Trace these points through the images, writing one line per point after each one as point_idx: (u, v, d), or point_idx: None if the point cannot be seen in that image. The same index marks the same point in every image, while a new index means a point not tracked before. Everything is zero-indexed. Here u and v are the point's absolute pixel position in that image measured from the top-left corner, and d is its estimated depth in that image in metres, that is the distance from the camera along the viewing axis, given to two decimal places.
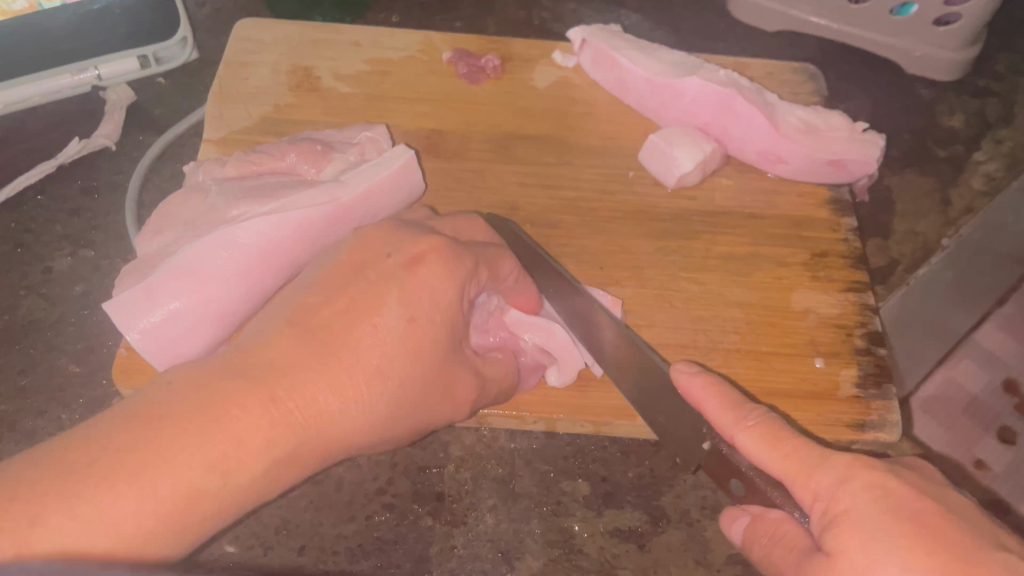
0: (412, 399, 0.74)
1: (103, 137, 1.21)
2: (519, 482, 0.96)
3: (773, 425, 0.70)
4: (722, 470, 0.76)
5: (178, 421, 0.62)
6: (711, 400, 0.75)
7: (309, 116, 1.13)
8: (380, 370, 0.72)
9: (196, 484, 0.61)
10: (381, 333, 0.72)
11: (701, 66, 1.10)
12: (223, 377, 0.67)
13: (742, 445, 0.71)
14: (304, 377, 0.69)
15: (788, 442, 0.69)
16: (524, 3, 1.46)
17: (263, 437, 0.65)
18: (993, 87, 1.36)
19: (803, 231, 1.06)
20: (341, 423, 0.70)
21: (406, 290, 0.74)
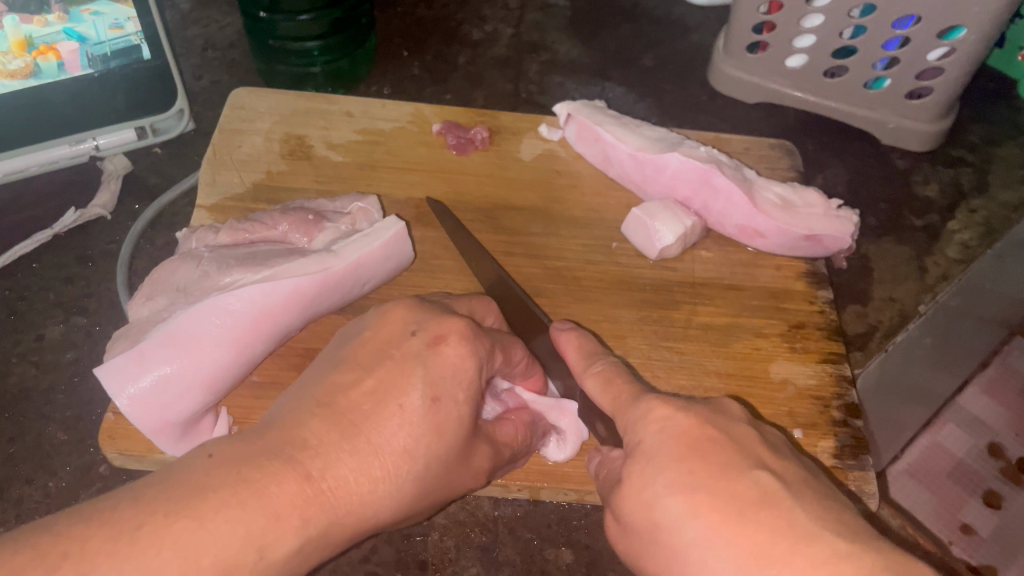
0: (441, 479, 0.74)
1: (99, 206, 1.24)
2: (501, 551, 0.96)
3: (656, 426, 0.73)
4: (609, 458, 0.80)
5: (221, 494, 0.62)
6: (602, 382, 0.78)
7: (301, 185, 1.16)
8: (409, 451, 0.71)
9: (237, 556, 0.61)
10: (410, 412, 0.71)
11: (682, 142, 1.13)
12: (258, 453, 0.67)
13: (635, 447, 0.72)
14: (336, 455, 0.69)
15: (658, 422, 0.70)
16: (511, 76, 1.51)
17: (298, 513, 0.64)
18: (967, 157, 1.40)
19: (781, 303, 1.08)
20: (369, 504, 0.69)
21: (430, 370, 0.73)
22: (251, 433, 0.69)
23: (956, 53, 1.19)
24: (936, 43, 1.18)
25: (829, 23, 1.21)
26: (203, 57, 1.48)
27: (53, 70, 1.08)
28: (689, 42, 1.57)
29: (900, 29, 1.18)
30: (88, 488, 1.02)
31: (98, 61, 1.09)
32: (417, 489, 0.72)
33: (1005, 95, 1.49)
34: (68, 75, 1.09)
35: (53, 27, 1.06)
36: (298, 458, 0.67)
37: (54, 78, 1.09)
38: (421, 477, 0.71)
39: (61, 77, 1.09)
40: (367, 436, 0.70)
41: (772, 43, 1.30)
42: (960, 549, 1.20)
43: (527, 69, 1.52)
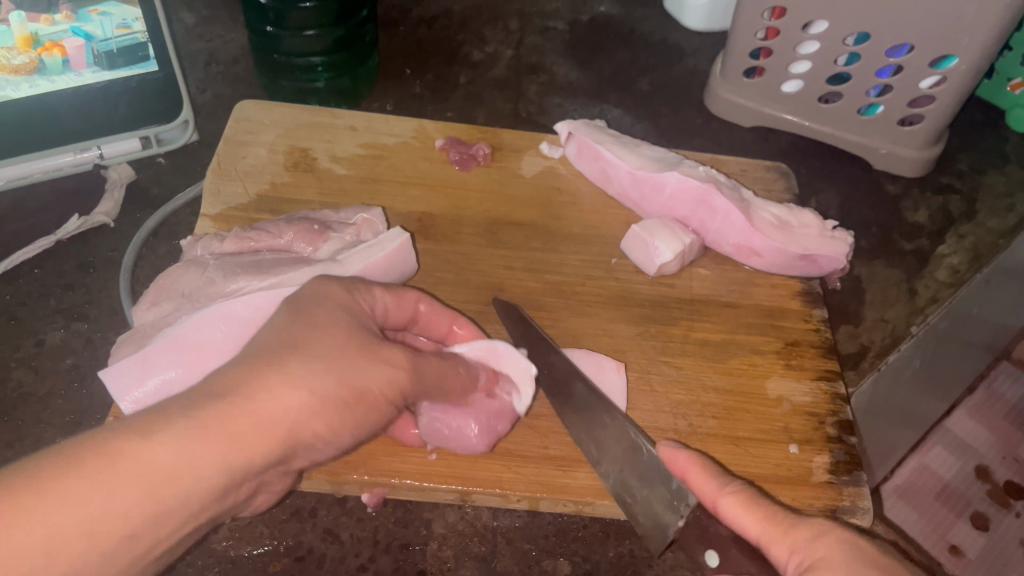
0: (351, 368, 0.70)
1: (102, 214, 1.24)
2: (499, 561, 0.96)
3: (748, 491, 0.76)
4: (698, 544, 0.81)
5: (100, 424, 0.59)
6: (694, 468, 0.80)
7: (304, 198, 1.17)
8: (304, 355, 0.69)
9: (127, 464, 0.57)
10: (291, 328, 0.71)
11: (681, 161, 1.16)
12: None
13: (724, 508, 0.76)
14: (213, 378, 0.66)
15: (762, 508, 0.74)
16: (512, 96, 1.53)
17: (186, 422, 0.60)
18: (955, 184, 1.43)
19: (777, 320, 1.10)
20: (277, 410, 0.65)
21: (294, 305, 0.75)
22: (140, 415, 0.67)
23: (947, 82, 1.22)
24: (928, 72, 1.21)
25: (824, 50, 1.25)
26: (207, 70, 1.50)
27: (57, 65, 1.08)
28: (685, 66, 1.60)
29: (894, 57, 1.21)
30: None
31: (104, 59, 1.10)
32: (325, 383, 0.68)
33: (993, 126, 1.52)
34: (72, 71, 1.10)
35: (60, 26, 1.06)
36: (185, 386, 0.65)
37: (59, 75, 1.09)
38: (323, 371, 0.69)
39: (65, 74, 1.09)
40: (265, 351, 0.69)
41: (769, 68, 1.33)
42: (948, 569, 1.25)
43: (527, 90, 1.54)
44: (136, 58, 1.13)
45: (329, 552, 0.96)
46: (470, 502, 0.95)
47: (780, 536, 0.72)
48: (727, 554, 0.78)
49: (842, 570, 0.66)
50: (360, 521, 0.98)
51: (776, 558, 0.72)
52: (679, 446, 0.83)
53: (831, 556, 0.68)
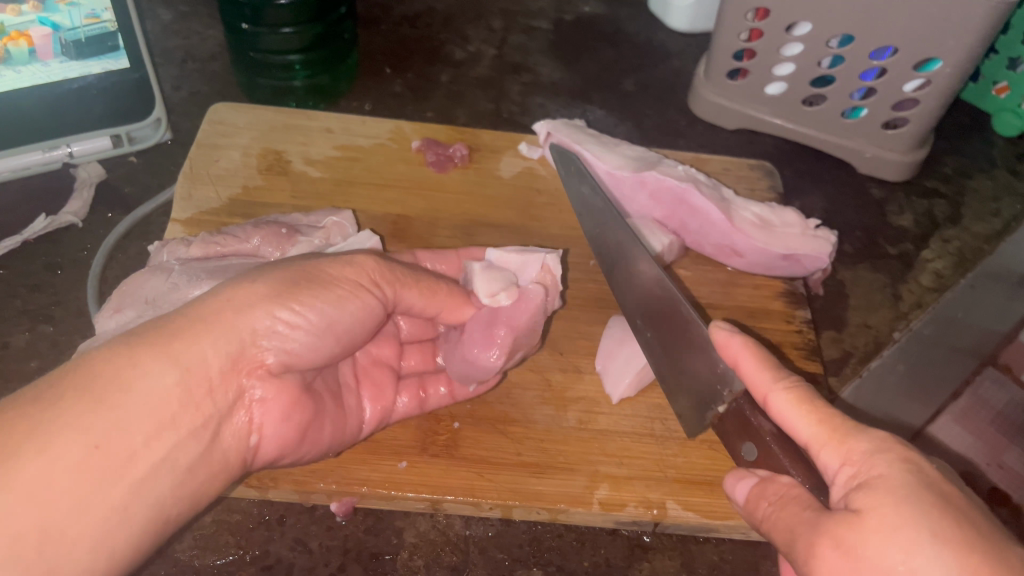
0: (295, 274, 0.82)
1: (70, 214, 1.22)
2: (472, 571, 0.94)
3: (805, 391, 0.71)
4: (741, 435, 0.82)
5: None
6: (747, 357, 0.77)
7: (278, 198, 1.15)
8: (249, 272, 0.80)
9: (91, 382, 0.66)
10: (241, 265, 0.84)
11: (660, 161, 1.14)
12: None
13: (775, 404, 0.72)
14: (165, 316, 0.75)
15: (819, 409, 0.69)
16: (493, 96, 1.51)
17: (152, 342, 0.70)
18: (940, 188, 1.42)
19: (759, 322, 1.08)
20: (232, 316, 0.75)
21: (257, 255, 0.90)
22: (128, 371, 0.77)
23: (931, 85, 1.20)
24: (912, 74, 1.19)
25: (808, 52, 1.23)
26: (182, 68, 1.47)
27: (24, 56, 1.04)
28: (670, 68, 1.58)
29: (877, 59, 1.20)
30: None
31: (72, 48, 1.06)
32: (272, 274, 0.81)
33: (979, 130, 1.51)
34: (39, 62, 1.05)
35: (26, 16, 1.03)
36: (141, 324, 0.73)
37: (25, 65, 1.05)
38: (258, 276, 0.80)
39: (32, 64, 1.05)
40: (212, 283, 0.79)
41: (752, 70, 1.32)
42: None
43: (509, 89, 1.52)
44: (105, 48, 1.10)
45: (297, 561, 0.94)
46: (441, 509, 0.93)
47: (826, 442, 0.67)
48: (768, 453, 0.77)
49: (903, 490, 0.61)
50: (329, 529, 0.96)
51: (826, 464, 0.67)
52: (737, 331, 0.79)
53: (889, 475, 0.63)
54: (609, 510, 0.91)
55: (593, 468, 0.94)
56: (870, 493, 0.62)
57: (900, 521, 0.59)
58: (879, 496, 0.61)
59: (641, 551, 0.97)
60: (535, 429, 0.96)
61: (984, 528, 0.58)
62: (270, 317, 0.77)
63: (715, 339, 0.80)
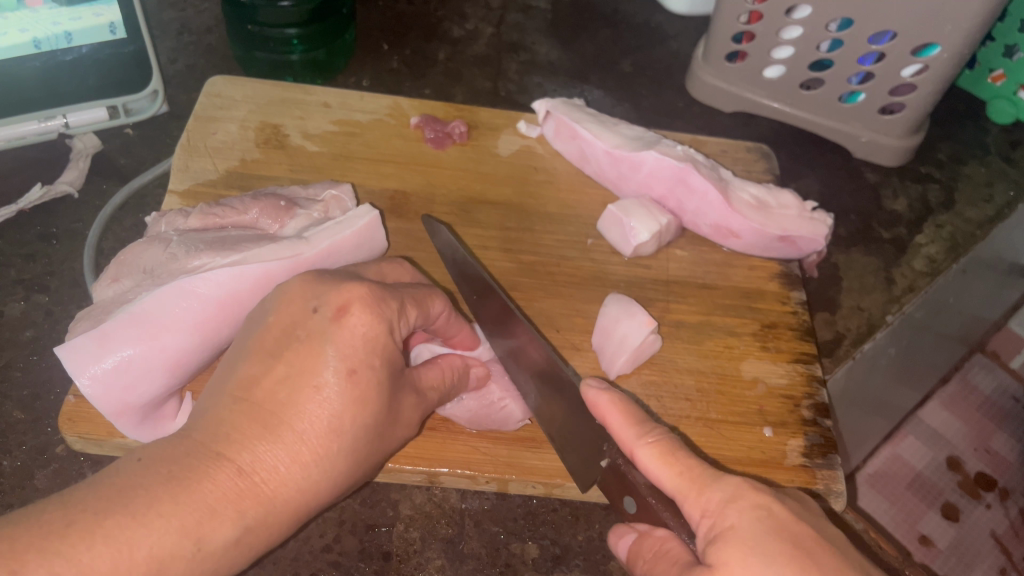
0: (378, 442, 0.76)
1: (66, 183, 1.21)
2: (466, 543, 0.95)
3: (668, 443, 0.74)
4: (619, 488, 0.81)
5: (209, 454, 0.69)
6: (614, 413, 0.78)
7: (275, 171, 1.15)
8: (335, 426, 0.72)
9: (172, 549, 0.64)
10: (324, 378, 0.73)
11: (659, 142, 1.14)
12: (178, 454, 0.69)
13: (643, 461, 0.74)
14: (269, 447, 0.71)
15: (685, 462, 0.72)
16: (491, 75, 1.51)
17: (231, 506, 0.68)
18: (934, 174, 1.43)
19: (753, 302, 1.09)
20: (306, 488, 0.72)
21: (339, 344, 0.74)
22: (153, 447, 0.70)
23: (928, 70, 1.21)
24: (909, 59, 1.20)
25: (806, 36, 1.24)
26: (178, 40, 1.46)
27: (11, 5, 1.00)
28: (668, 49, 1.58)
29: (876, 44, 1.20)
30: (43, 469, 0.98)
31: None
32: (363, 460, 0.76)
33: (973, 116, 1.52)
34: (27, 9, 1.02)
35: None
36: (251, 470, 0.70)
37: (12, 12, 1.01)
38: (346, 429, 0.73)
39: (19, 10, 1.01)
40: (294, 420, 0.72)
41: (751, 52, 1.32)
42: (919, 558, 1.30)
43: (506, 68, 1.52)
44: None
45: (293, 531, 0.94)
46: (437, 482, 0.94)
47: (694, 491, 0.70)
48: (647, 512, 0.77)
49: (756, 539, 0.65)
50: None
51: (688, 516, 0.70)
52: (606, 387, 0.80)
53: (740, 525, 0.66)
54: None
55: None
56: (724, 545, 0.65)
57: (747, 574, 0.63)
58: (733, 549, 0.65)
59: None
60: None
61: (832, 564, 0.63)
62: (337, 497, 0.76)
63: (584, 397, 0.80)
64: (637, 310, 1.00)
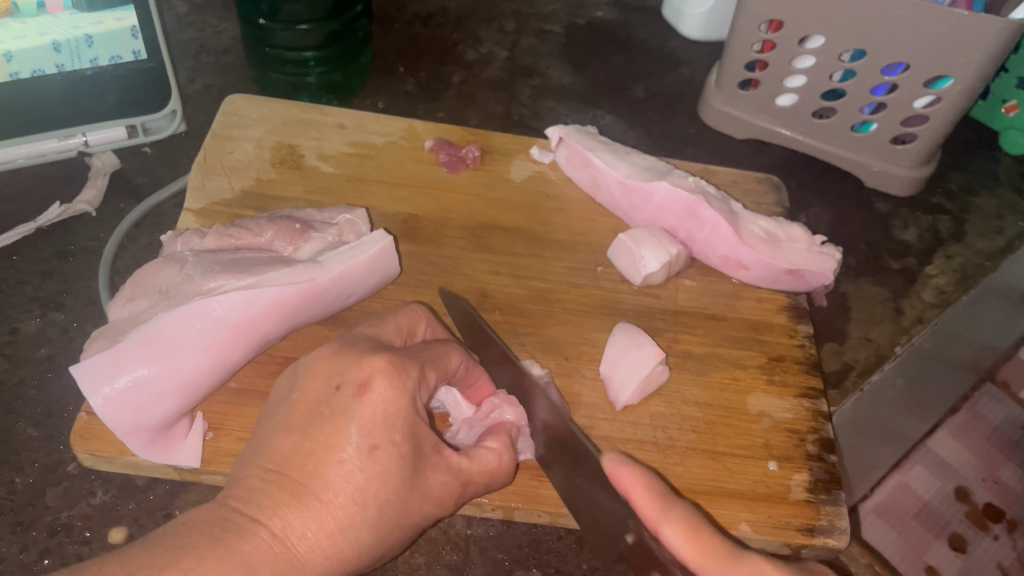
0: (405, 516, 0.77)
1: (84, 202, 1.22)
2: (472, 570, 0.95)
3: (692, 519, 0.77)
4: (647, 562, 0.82)
5: (245, 520, 0.72)
6: (639, 488, 0.79)
7: (290, 192, 1.16)
8: (359, 499, 0.74)
9: None
10: (347, 451, 0.74)
11: (670, 172, 1.15)
12: (217, 521, 0.72)
13: (665, 535, 0.77)
14: (301, 513, 0.73)
15: (706, 540, 0.76)
16: (504, 98, 1.52)
17: (267, 568, 0.70)
18: (945, 204, 1.43)
19: (761, 335, 1.09)
20: (333, 555, 0.74)
21: (362, 419, 0.75)
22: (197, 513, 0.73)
23: (941, 102, 1.21)
24: (922, 91, 1.21)
25: (819, 65, 1.24)
26: (197, 59, 1.48)
27: (31, 9, 1.01)
28: (680, 75, 1.59)
29: (888, 75, 1.21)
30: (54, 487, 0.99)
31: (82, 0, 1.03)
32: (390, 533, 0.76)
33: (985, 147, 1.52)
34: (47, 14, 1.03)
35: None
36: (284, 534, 0.72)
37: (33, 17, 1.02)
38: (372, 502, 0.74)
39: (39, 16, 1.02)
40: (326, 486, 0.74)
41: (763, 81, 1.33)
42: None
43: (520, 92, 1.53)
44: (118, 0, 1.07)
45: None
46: None
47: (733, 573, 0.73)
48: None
49: None
50: None
51: None
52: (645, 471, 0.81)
53: None
54: None
55: None
56: None
57: None
58: None
59: None
60: None
61: None
62: (365, 565, 0.77)
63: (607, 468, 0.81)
64: (645, 340, 1.01)
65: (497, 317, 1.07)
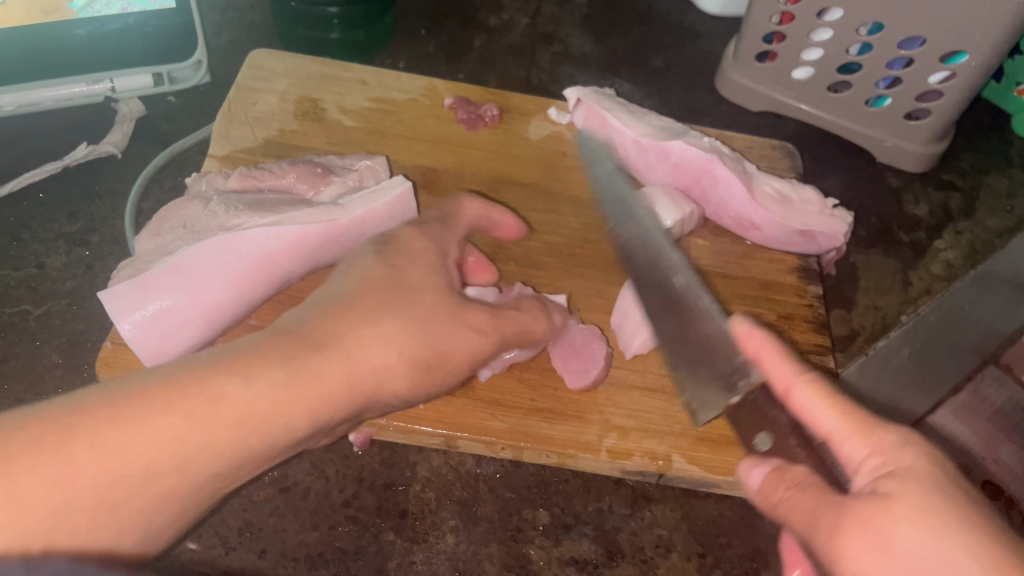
0: (369, 404, 0.79)
1: (110, 145, 1.25)
2: (481, 506, 0.98)
3: (827, 384, 0.67)
4: (754, 423, 0.82)
5: (200, 379, 0.68)
6: (768, 350, 0.72)
7: (311, 143, 1.18)
8: (359, 373, 0.77)
9: (183, 437, 0.65)
10: (341, 359, 0.76)
11: (686, 132, 1.16)
12: (170, 377, 0.67)
13: (796, 398, 0.68)
14: (180, 432, 0.65)
15: (842, 400, 0.66)
16: (524, 64, 1.54)
17: (235, 424, 0.68)
18: (956, 182, 1.44)
19: (772, 294, 1.11)
20: (298, 424, 0.72)
21: (405, 325, 0.81)
22: (53, 406, 0.62)
23: (956, 78, 1.23)
24: (938, 66, 1.22)
25: (836, 38, 1.26)
26: (223, 15, 1.50)
27: None
28: (698, 48, 1.60)
29: (905, 49, 1.22)
30: None
31: None
32: (361, 398, 0.78)
33: (999, 129, 1.52)
34: None
35: None
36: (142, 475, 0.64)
37: None
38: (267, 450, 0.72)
39: None
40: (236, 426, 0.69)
41: (780, 54, 1.34)
42: None
43: (540, 58, 1.55)
44: None
45: (314, 486, 0.98)
46: (455, 447, 0.97)
47: (848, 431, 0.64)
48: (785, 448, 0.77)
49: (915, 480, 0.58)
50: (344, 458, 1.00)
51: (847, 456, 0.64)
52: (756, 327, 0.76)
53: (912, 464, 0.60)
54: (616, 457, 0.95)
55: (606, 418, 0.97)
56: (893, 477, 0.59)
57: (893, 526, 0.56)
58: (901, 480, 0.59)
59: (645, 501, 1.00)
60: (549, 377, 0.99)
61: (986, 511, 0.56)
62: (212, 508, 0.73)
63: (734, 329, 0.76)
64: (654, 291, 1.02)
65: (512, 267, 1.09)
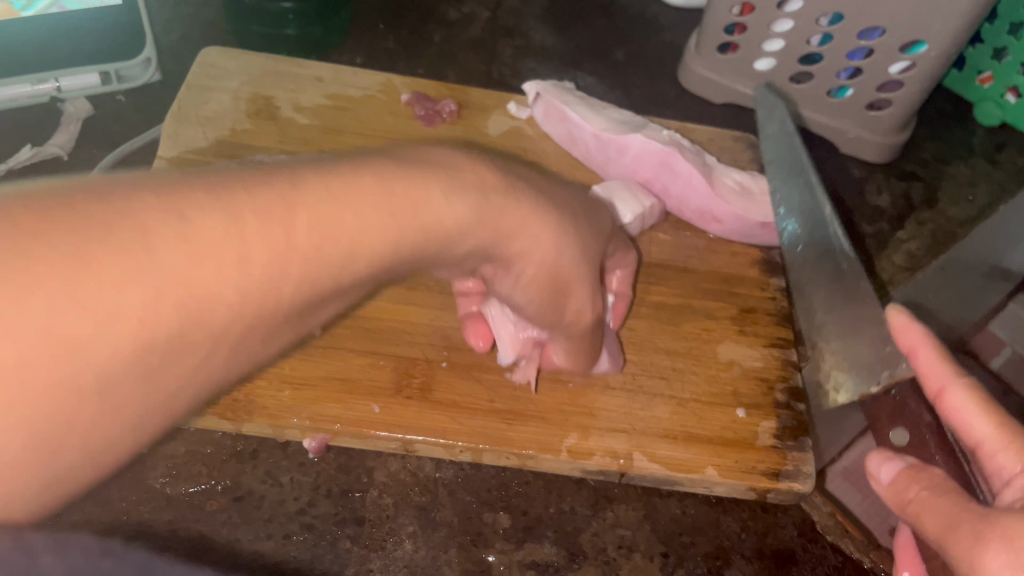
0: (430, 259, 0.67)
1: (55, 146, 1.22)
2: (440, 511, 0.96)
3: (987, 393, 0.63)
4: (893, 416, 0.78)
5: (284, 206, 0.51)
6: (927, 348, 0.67)
7: (264, 142, 1.16)
8: (437, 221, 0.64)
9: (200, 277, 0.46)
10: (405, 222, 0.60)
11: (645, 126, 1.15)
12: (250, 204, 0.49)
13: (950, 401, 0.63)
14: (203, 273, 0.47)
15: (999, 411, 0.61)
16: (484, 58, 1.52)
17: (291, 255, 0.52)
18: (919, 171, 1.44)
19: (734, 288, 1.10)
20: (338, 271, 0.56)
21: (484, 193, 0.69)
22: (67, 186, 0.44)
23: (916, 69, 1.22)
24: (898, 56, 1.21)
25: (796, 28, 1.25)
26: (176, 11, 1.47)
27: None
28: (661, 40, 1.59)
29: (864, 40, 1.21)
30: None
31: None
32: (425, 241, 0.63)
33: (962, 118, 1.52)
34: None
35: None
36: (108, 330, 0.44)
37: None
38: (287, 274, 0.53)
39: None
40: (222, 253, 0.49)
41: (742, 45, 1.33)
42: None
43: (501, 52, 1.53)
44: None
45: (268, 494, 0.96)
46: (412, 451, 0.95)
47: (1005, 444, 0.60)
48: (922, 443, 0.74)
49: None
50: (300, 465, 0.98)
51: (997, 468, 0.60)
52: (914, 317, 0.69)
53: None
54: (577, 457, 0.93)
55: (567, 418, 0.96)
56: None
57: None
58: None
59: (607, 501, 1.00)
60: (508, 378, 0.98)
61: None
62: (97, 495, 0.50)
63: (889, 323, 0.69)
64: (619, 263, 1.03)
65: None
